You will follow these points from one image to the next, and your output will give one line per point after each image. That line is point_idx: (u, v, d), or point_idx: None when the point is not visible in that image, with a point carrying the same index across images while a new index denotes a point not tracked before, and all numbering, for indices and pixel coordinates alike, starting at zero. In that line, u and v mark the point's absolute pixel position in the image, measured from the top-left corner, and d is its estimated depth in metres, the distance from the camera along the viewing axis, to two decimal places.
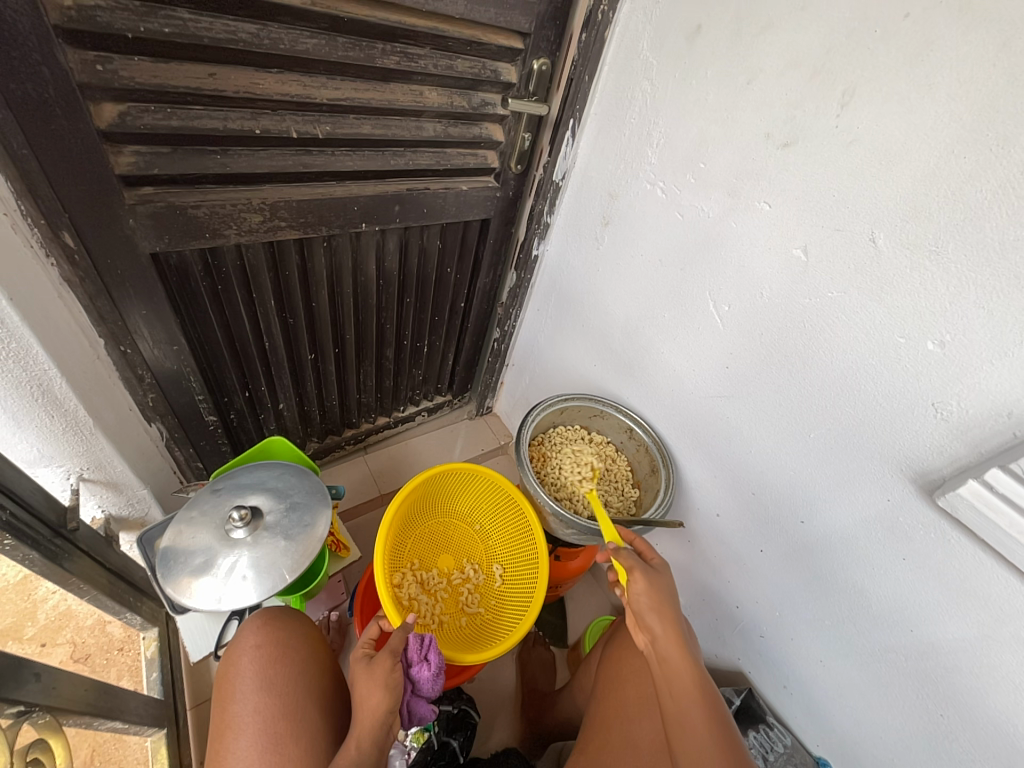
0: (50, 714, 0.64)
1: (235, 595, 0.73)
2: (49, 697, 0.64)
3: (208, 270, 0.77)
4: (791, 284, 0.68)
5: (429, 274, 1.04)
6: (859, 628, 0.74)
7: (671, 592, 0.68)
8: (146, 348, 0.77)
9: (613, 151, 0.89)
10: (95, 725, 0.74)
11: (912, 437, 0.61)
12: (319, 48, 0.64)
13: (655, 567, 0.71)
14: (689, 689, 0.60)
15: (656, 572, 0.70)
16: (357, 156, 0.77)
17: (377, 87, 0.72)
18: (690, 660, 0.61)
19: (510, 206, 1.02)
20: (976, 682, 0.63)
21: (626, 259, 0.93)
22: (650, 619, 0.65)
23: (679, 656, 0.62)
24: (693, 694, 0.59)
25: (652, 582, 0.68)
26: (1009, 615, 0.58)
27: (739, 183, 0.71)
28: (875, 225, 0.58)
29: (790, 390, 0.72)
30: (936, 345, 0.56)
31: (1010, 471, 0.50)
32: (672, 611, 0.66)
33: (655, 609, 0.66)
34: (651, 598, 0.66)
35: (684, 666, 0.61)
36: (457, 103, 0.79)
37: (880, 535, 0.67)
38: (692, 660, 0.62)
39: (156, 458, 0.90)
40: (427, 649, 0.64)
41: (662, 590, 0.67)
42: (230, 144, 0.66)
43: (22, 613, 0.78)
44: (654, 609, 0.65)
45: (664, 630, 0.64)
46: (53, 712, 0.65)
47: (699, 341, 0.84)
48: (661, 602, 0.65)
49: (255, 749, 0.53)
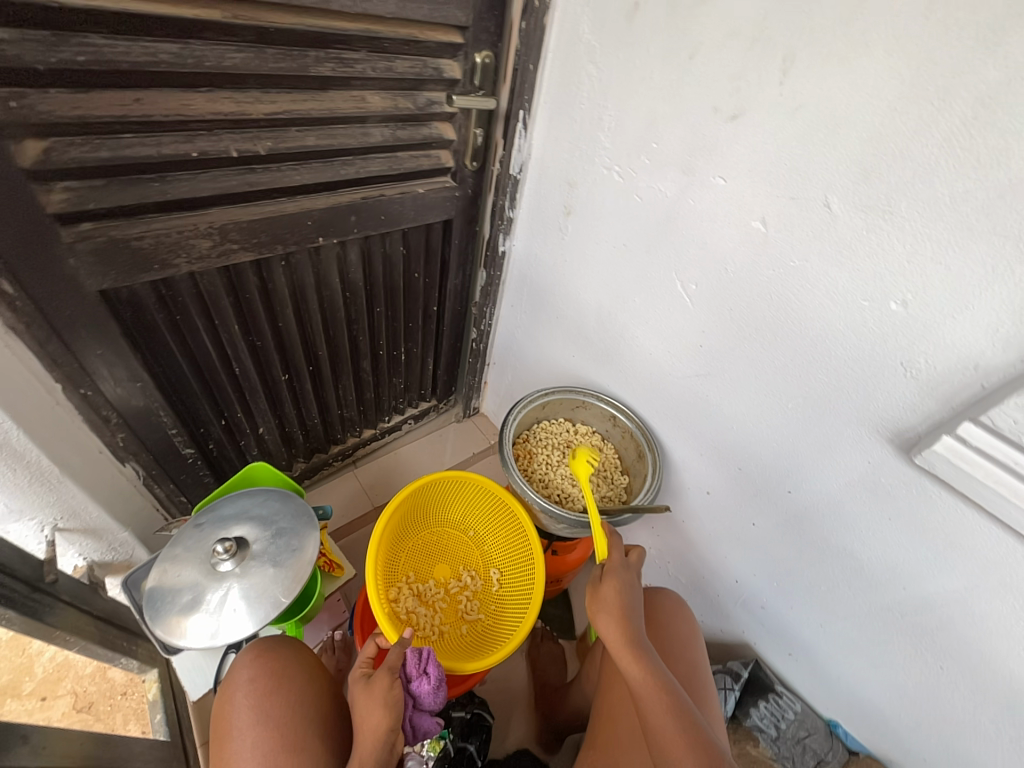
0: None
1: (231, 627, 0.72)
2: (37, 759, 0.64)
3: (164, 301, 0.74)
4: (753, 256, 0.68)
5: (396, 282, 1.02)
6: (854, 590, 0.75)
7: (622, 597, 0.70)
8: (110, 388, 0.75)
9: (567, 140, 0.87)
10: None
11: (887, 398, 0.61)
12: (250, 62, 0.61)
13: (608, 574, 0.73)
14: (643, 689, 0.62)
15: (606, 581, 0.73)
16: (305, 169, 0.75)
17: (316, 96, 0.70)
18: (637, 660, 0.64)
19: (470, 204, 1.01)
20: (970, 630, 0.64)
21: (593, 246, 0.91)
22: (600, 627, 0.69)
23: (630, 660, 0.64)
24: (645, 690, 0.62)
25: (599, 594, 0.71)
26: (994, 563, 0.59)
27: (692, 160, 0.70)
28: (828, 190, 0.58)
29: (763, 362, 0.72)
30: (899, 305, 0.56)
31: (982, 424, 0.51)
32: (623, 616, 0.68)
33: (605, 616, 0.69)
34: (599, 607, 0.70)
35: (632, 665, 0.64)
36: (401, 105, 0.78)
37: (865, 496, 0.67)
38: (640, 658, 0.64)
39: (135, 499, 0.88)
40: (426, 663, 0.62)
41: (608, 602, 0.70)
42: (168, 170, 0.64)
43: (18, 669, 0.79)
44: (602, 617, 0.69)
45: (613, 638, 0.67)
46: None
47: (671, 322, 0.83)
48: (606, 609, 0.69)
49: None
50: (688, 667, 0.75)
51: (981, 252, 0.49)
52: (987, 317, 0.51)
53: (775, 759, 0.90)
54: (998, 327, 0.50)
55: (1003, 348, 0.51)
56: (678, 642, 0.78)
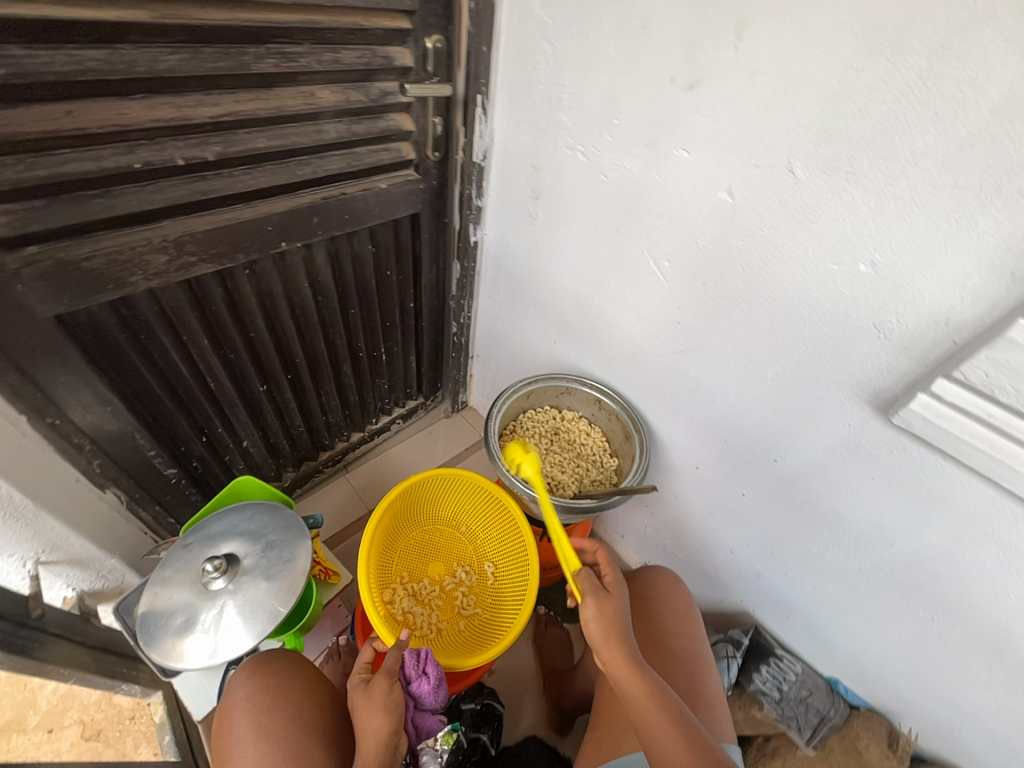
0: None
1: (229, 643, 0.72)
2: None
3: (125, 321, 0.72)
4: (722, 227, 0.67)
5: (368, 281, 1.00)
6: (844, 551, 0.76)
7: (619, 611, 0.68)
8: (80, 414, 0.73)
9: (528, 122, 0.85)
10: None
11: (863, 360, 0.61)
12: (185, 64, 0.59)
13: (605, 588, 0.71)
14: (644, 704, 0.61)
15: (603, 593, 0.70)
16: (258, 173, 0.72)
17: (261, 95, 0.67)
18: (638, 675, 0.63)
19: (437, 195, 0.98)
20: (957, 581, 0.66)
21: (564, 230, 0.90)
22: (598, 642, 0.66)
23: (630, 674, 0.63)
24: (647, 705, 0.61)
25: (598, 606, 0.68)
26: (975, 514, 0.60)
27: (655, 134, 0.68)
28: (791, 154, 0.57)
29: (740, 334, 0.72)
30: (868, 266, 0.56)
31: (954, 380, 0.51)
32: (621, 630, 0.66)
33: (604, 630, 0.66)
34: (598, 622, 0.67)
35: (632, 680, 0.63)
36: (353, 98, 0.75)
37: (848, 459, 0.68)
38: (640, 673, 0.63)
39: (119, 525, 0.87)
40: (426, 663, 0.65)
41: (603, 619, 0.67)
42: (113, 183, 0.61)
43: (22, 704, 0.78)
44: (602, 633, 0.66)
45: (613, 653, 0.65)
46: None
47: (647, 300, 0.82)
48: (605, 624, 0.67)
49: None
50: (684, 646, 0.76)
51: (945, 207, 0.49)
52: (954, 273, 0.51)
53: (780, 721, 0.90)
54: (966, 282, 0.50)
55: (972, 301, 0.51)
56: (674, 622, 0.79)
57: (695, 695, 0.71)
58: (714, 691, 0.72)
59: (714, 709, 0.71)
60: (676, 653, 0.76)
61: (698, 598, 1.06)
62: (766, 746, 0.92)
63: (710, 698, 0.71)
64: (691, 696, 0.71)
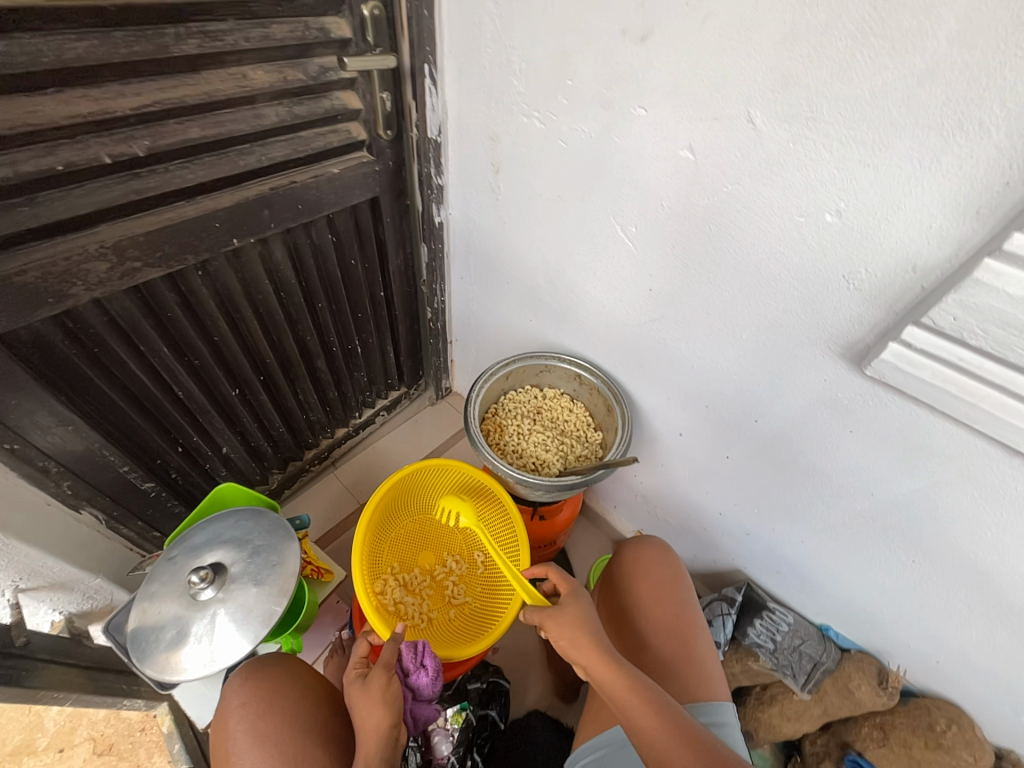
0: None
1: (227, 649, 0.71)
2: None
3: (74, 335, 0.68)
4: (687, 187, 0.64)
5: (333, 273, 0.96)
6: (827, 504, 0.77)
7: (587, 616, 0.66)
8: (41, 437, 0.71)
9: (481, 91, 0.81)
10: None
11: (835, 313, 0.60)
12: (96, 52, 0.54)
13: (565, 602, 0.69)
14: (629, 701, 0.58)
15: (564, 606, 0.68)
16: (197, 165, 0.67)
17: (188, 80, 0.62)
18: (619, 672, 0.60)
19: (395, 177, 0.94)
20: (935, 523, 0.67)
21: (528, 203, 0.87)
22: (574, 653, 0.63)
23: (612, 674, 0.60)
24: (632, 699, 0.58)
25: (562, 619, 0.66)
26: (951, 458, 0.60)
27: (610, 93, 0.65)
28: (749, 104, 0.54)
29: (712, 296, 0.70)
30: (834, 216, 0.54)
31: (924, 326, 0.51)
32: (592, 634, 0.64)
33: (575, 639, 0.64)
34: (569, 634, 0.65)
35: (613, 679, 0.60)
36: (291, 77, 0.70)
37: (826, 414, 0.68)
38: (621, 670, 0.60)
39: (99, 544, 0.87)
40: (423, 655, 0.68)
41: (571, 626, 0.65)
42: (37, 189, 0.56)
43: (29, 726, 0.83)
44: (575, 642, 0.64)
45: (590, 659, 0.62)
46: None
47: (618, 269, 0.80)
48: (576, 633, 0.64)
49: None
50: (675, 612, 0.77)
51: (908, 148, 0.47)
52: (919, 215, 0.49)
53: (776, 671, 0.91)
54: (932, 224, 0.49)
55: (939, 244, 0.50)
56: (663, 587, 0.80)
57: (688, 661, 0.72)
58: (707, 653, 0.74)
59: (707, 669, 0.72)
60: (666, 619, 0.77)
61: (692, 561, 1.08)
62: (764, 694, 0.95)
63: (700, 659, 0.73)
64: (681, 659, 0.73)
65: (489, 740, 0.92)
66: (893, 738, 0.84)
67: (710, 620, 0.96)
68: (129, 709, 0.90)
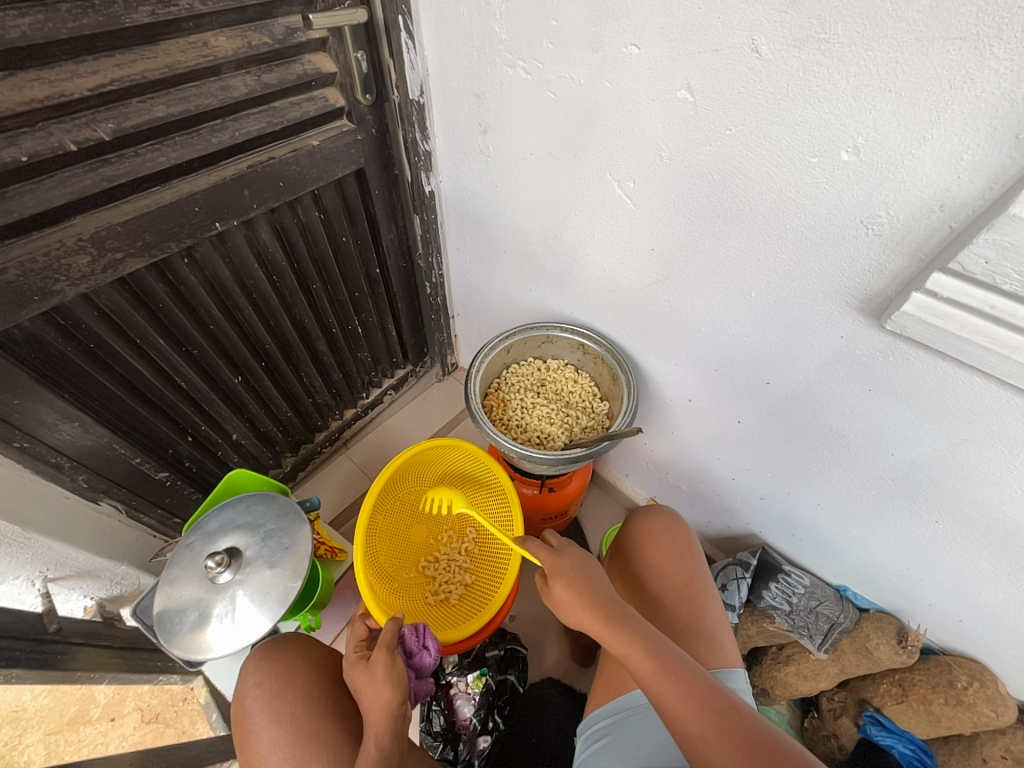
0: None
1: (249, 625, 0.74)
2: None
3: (68, 333, 0.68)
4: (686, 133, 0.59)
5: (324, 252, 0.93)
6: (845, 467, 0.73)
7: (576, 582, 0.66)
8: (50, 434, 0.72)
9: (460, 42, 0.75)
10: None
11: (850, 265, 0.55)
12: (42, 28, 0.50)
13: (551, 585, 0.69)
14: (627, 651, 0.59)
15: (552, 588, 0.68)
16: (168, 147, 0.64)
17: (145, 53, 0.58)
18: (614, 627, 0.61)
19: (379, 145, 0.89)
20: (959, 482, 0.64)
21: (518, 164, 0.82)
22: (573, 618, 0.66)
23: (607, 630, 0.61)
24: (631, 649, 0.58)
25: (555, 599, 0.68)
26: (980, 415, 0.56)
27: (599, 31, 0.59)
28: (754, 29, 0.48)
29: (720, 253, 0.65)
30: (851, 153, 0.49)
31: (952, 272, 0.46)
32: (583, 596, 0.65)
33: (569, 604, 0.66)
34: (566, 604, 0.66)
35: (609, 634, 0.61)
36: (256, 42, 0.65)
37: (842, 373, 0.64)
38: (618, 624, 0.61)
39: (122, 533, 0.90)
40: (425, 638, 0.73)
41: (566, 605, 0.66)
42: (4, 184, 0.54)
43: (81, 700, 0.88)
44: (572, 609, 0.66)
45: (584, 618, 0.64)
46: None
47: (617, 228, 0.75)
48: (570, 603, 0.66)
49: None
50: (684, 583, 0.77)
51: (935, 67, 0.42)
52: (948, 145, 0.44)
53: (791, 632, 0.91)
54: (962, 155, 0.44)
55: (971, 177, 0.44)
56: (668, 559, 0.79)
57: (697, 630, 0.72)
58: (718, 621, 0.74)
59: (717, 637, 0.72)
60: (674, 590, 0.76)
61: (706, 526, 1.07)
62: (780, 654, 0.95)
63: (711, 627, 0.73)
64: (693, 628, 0.72)
65: (509, 702, 0.96)
66: (912, 695, 0.84)
67: (725, 584, 0.95)
68: (167, 682, 0.96)
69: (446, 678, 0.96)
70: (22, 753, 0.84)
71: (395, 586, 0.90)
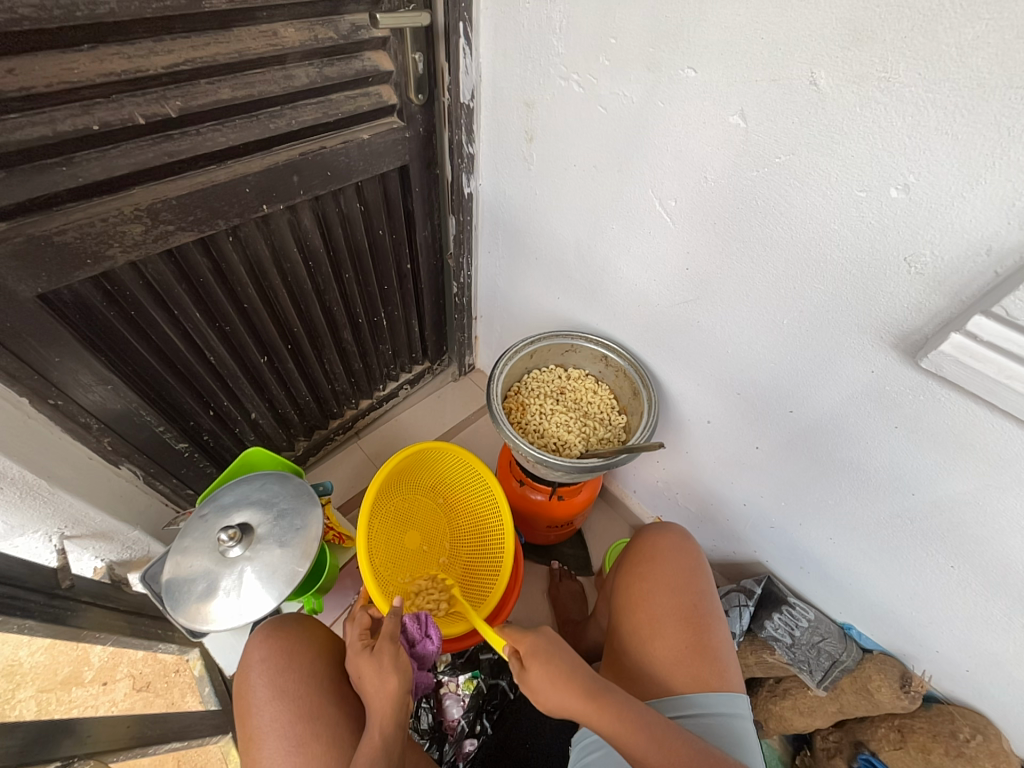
0: (93, 758, 0.74)
1: (253, 603, 0.74)
2: (85, 746, 0.74)
3: (112, 298, 0.70)
4: (733, 160, 0.60)
5: (361, 243, 0.95)
6: (861, 502, 0.73)
7: (557, 660, 0.63)
8: (83, 395, 0.74)
9: (517, 52, 0.77)
10: (150, 748, 0.83)
11: (889, 300, 0.56)
12: (128, 7, 0.52)
13: (525, 672, 0.63)
14: (616, 727, 0.59)
15: (529, 674, 0.63)
16: (227, 128, 0.66)
17: (218, 38, 0.60)
18: (603, 707, 0.60)
19: (425, 144, 0.91)
20: (984, 529, 0.63)
21: (562, 174, 0.83)
22: (555, 704, 0.61)
23: (597, 713, 0.59)
24: (623, 726, 0.59)
25: (529, 682, 0.63)
26: (1008, 460, 0.56)
27: (657, 53, 0.61)
28: (814, 63, 0.49)
29: (755, 277, 0.66)
30: (900, 190, 0.50)
31: (994, 315, 0.46)
32: (565, 676, 0.62)
33: (550, 689, 0.61)
34: (550, 689, 0.62)
35: (599, 717, 0.59)
36: (322, 35, 0.67)
37: (870, 406, 0.64)
38: (607, 703, 0.60)
39: (139, 498, 0.92)
40: (427, 626, 0.73)
41: (547, 692, 0.62)
42: (73, 149, 0.56)
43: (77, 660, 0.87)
44: (555, 695, 0.61)
45: (567, 702, 0.61)
46: (92, 756, 0.74)
47: (655, 246, 0.76)
48: (552, 689, 0.61)
49: (280, 750, 0.61)
50: (690, 604, 0.76)
51: (995, 114, 0.42)
52: (999, 192, 0.44)
53: (790, 665, 0.90)
54: (1012, 201, 0.44)
55: (1020, 224, 0.45)
56: (677, 579, 0.78)
57: (699, 651, 0.72)
58: (720, 641, 0.74)
59: (720, 659, 0.72)
60: (682, 610, 0.75)
61: (712, 549, 1.07)
62: (777, 687, 0.94)
63: (714, 649, 0.72)
64: (699, 648, 0.72)
65: (499, 708, 0.95)
66: (910, 741, 0.82)
67: (727, 610, 0.94)
68: (164, 651, 0.97)
69: (438, 677, 0.96)
70: (13, 708, 0.79)
71: (390, 588, 0.89)
